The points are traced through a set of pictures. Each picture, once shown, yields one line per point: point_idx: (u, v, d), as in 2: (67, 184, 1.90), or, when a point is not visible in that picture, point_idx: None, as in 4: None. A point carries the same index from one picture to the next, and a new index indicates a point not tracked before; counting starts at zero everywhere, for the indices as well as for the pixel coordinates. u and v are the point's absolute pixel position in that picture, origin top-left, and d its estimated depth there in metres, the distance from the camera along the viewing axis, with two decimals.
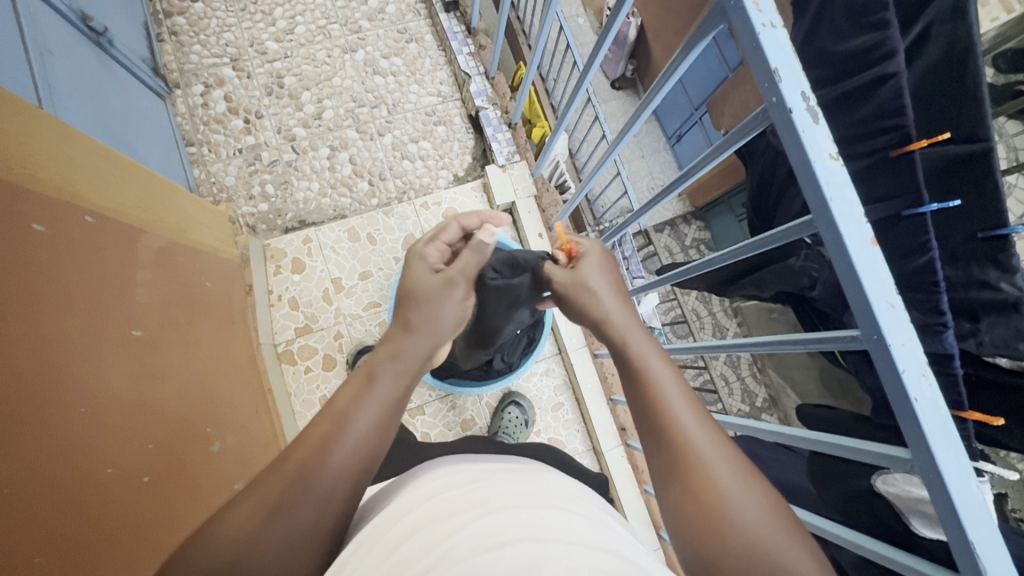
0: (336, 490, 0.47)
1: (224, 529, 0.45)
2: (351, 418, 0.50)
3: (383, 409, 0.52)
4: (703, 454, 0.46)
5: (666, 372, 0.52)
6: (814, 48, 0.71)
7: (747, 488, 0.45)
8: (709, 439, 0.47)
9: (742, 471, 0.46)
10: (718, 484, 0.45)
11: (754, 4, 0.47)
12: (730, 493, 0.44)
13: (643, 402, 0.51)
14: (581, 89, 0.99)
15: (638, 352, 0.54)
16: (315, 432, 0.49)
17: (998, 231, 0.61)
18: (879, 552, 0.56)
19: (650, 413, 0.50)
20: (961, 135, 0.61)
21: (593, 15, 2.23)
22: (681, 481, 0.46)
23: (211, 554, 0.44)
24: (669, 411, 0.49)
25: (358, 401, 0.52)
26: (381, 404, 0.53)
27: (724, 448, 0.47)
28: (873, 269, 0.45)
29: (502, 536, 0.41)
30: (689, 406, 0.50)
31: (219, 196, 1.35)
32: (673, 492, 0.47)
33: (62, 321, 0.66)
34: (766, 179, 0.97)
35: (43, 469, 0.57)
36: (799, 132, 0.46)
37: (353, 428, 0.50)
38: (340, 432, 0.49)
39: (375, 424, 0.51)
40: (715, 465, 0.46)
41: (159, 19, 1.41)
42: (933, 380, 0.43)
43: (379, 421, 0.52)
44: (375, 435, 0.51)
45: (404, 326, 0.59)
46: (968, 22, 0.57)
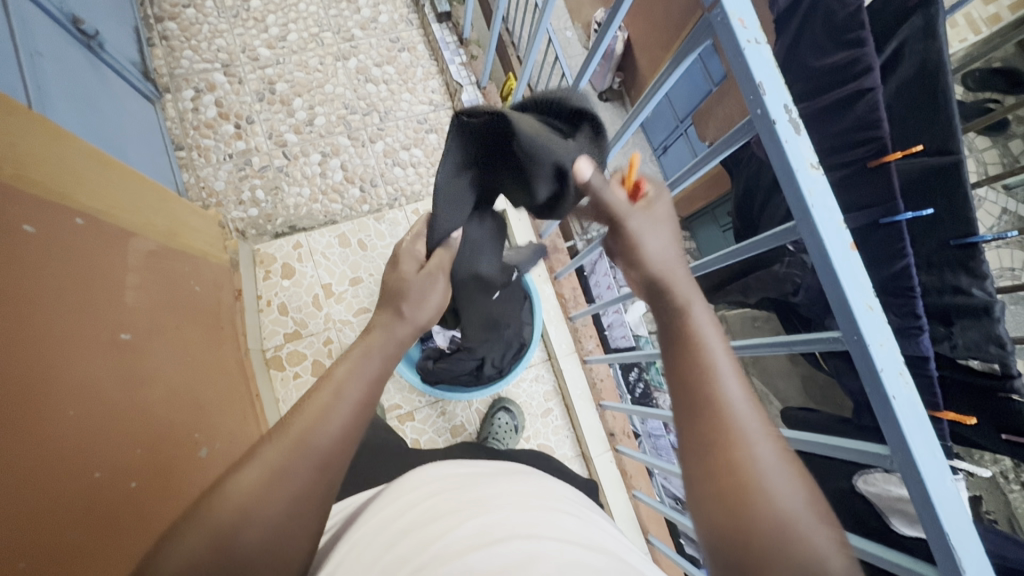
0: (330, 460, 0.48)
1: (216, 504, 0.44)
2: (346, 386, 0.53)
3: (371, 385, 0.55)
4: (748, 430, 0.44)
5: (718, 341, 0.49)
6: (796, 62, 0.73)
7: (786, 467, 0.43)
8: (756, 417, 0.45)
9: (780, 450, 0.44)
10: (759, 461, 0.43)
11: (739, 20, 0.50)
12: (771, 472, 0.42)
13: (690, 367, 0.48)
14: (570, 102, 1.01)
15: (691, 320, 0.51)
16: (311, 404, 0.50)
17: (968, 239, 0.64)
18: (862, 548, 0.59)
19: (696, 378, 0.47)
20: (933, 147, 0.65)
21: (581, 29, 2.28)
22: (719, 453, 0.43)
23: (212, 516, 0.44)
24: (718, 376, 0.47)
25: (353, 375, 0.54)
26: (372, 380, 0.55)
27: (766, 425, 0.45)
28: (852, 272, 0.47)
29: (496, 534, 0.42)
30: (737, 376, 0.48)
31: (209, 201, 1.35)
32: (705, 465, 0.44)
33: (48, 323, 0.65)
34: (750, 189, 1.01)
35: (34, 468, 0.57)
36: (782, 142, 0.48)
37: (348, 397, 0.52)
38: (337, 402, 0.51)
39: (365, 398, 0.53)
40: (760, 442, 0.44)
41: (150, 24, 1.41)
42: (909, 378, 0.45)
43: (370, 393, 0.54)
44: (362, 411, 0.52)
45: (395, 315, 0.64)
46: (939, 42, 0.62)
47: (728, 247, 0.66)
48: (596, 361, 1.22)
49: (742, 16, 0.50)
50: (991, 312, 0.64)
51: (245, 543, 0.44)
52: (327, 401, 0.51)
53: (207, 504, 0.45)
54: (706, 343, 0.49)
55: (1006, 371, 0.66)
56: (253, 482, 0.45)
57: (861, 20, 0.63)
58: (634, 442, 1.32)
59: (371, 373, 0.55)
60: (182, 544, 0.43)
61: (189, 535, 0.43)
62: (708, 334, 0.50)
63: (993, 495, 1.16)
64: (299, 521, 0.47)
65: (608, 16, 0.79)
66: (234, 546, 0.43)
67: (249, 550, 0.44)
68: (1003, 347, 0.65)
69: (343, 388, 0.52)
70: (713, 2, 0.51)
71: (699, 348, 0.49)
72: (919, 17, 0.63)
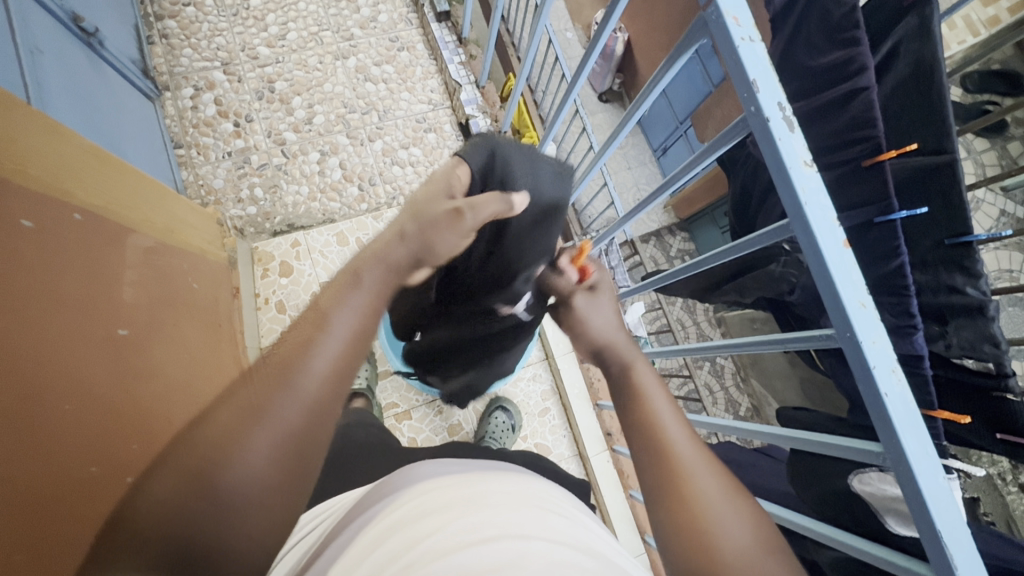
0: (319, 396, 0.39)
1: (183, 450, 0.36)
2: (331, 317, 0.43)
3: (365, 319, 0.45)
4: (690, 462, 0.44)
5: (659, 386, 0.50)
6: (793, 61, 0.73)
7: (733, 502, 0.43)
8: (696, 447, 0.45)
9: (728, 484, 0.44)
10: (703, 491, 0.42)
11: (734, 18, 0.50)
12: (716, 501, 0.42)
13: (630, 410, 0.49)
14: (568, 102, 1.01)
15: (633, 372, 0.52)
16: (295, 335, 0.42)
17: (962, 238, 0.64)
18: (863, 548, 0.58)
19: (635, 420, 0.48)
20: (928, 147, 0.64)
21: (581, 30, 2.28)
22: (667, 490, 0.43)
23: (183, 456, 0.36)
24: (658, 418, 0.47)
25: (340, 305, 0.44)
26: (364, 312, 0.45)
27: (707, 453, 0.45)
28: (846, 270, 0.47)
29: (485, 533, 0.42)
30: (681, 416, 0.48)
31: (207, 198, 1.35)
32: (658, 504, 0.44)
33: (45, 317, 0.65)
34: (747, 188, 1.00)
35: (30, 462, 0.57)
36: (775, 140, 0.49)
37: (335, 327, 0.43)
38: (322, 331, 0.42)
39: (357, 331, 0.44)
40: (700, 471, 0.44)
41: (150, 22, 1.41)
42: (901, 376, 0.45)
43: (365, 331, 0.45)
44: (357, 342, 0.43)
45: (399, 237, 0.54)
46: (933, 42, 0.61)
47: (724, 245, 0.66)
48: None
49: (736, 14, 0.50)
50: (986, 311, 0.64)
51: (220, 491, 0.35)
52: (310, 330, 0.42)
53: (179, 444, 0.37)
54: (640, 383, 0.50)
55: (1001, 371, 0.66)
56: (228, 422, 0.37)
57: (855, 18, 0.62)
58: None
59: (362, 304, 0.46)
60: (153, 485, 0.35)
61: (161, 472, 0.36)
62: (650, 379, 0.51)
63: (989, 496, 1.17)
64: (285, 476, 0.37)
65: (605, 14, 0.79)
66: (207, 498, 0.35)
67: (225, 503, 0.35)
68: (997, 347, 0.65)
69: (330, 317, 0.44)
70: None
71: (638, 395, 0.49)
72: (914, 17, 0.63)
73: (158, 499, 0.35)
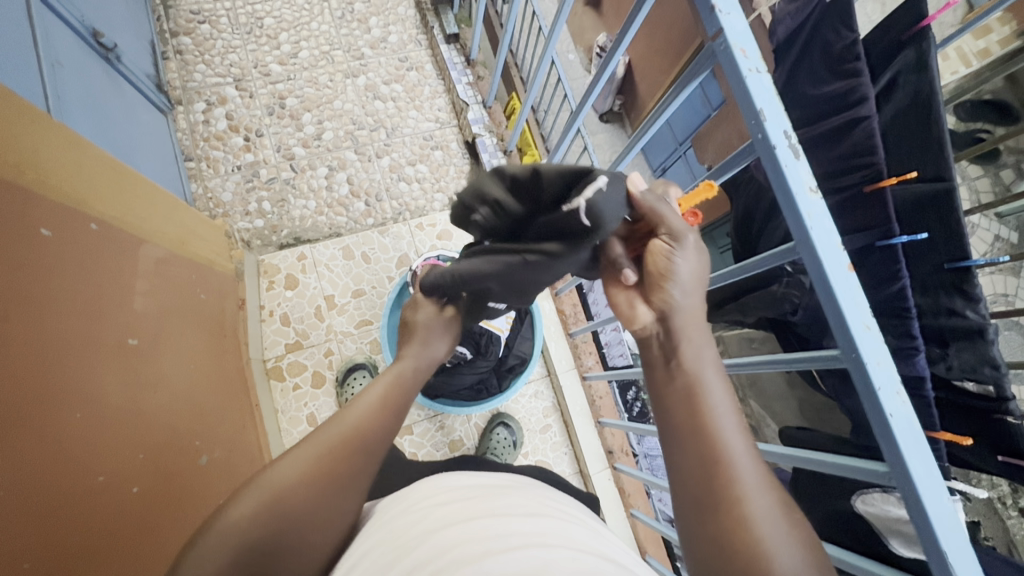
0: (370, 459, 0.58)
1: (271, 482, 0.53)
2: (381, 404, 0.62)
3: (403, 410, 0.65)
4: (750, 485, 0.45)
5: (719, 389, 0.50)
6: (794, 91, 0.76)
7: (784, 519, 0.44)
8: (757, 470, 0.46)
9: (778, 500, 0.45)
10: (762, 518, 0.43)
11: (741, 50, 0.53)
12: (774, 530, 0.43)
13: (692, 425, 0.48)
14: (575, 126, 1.03)
15: (700, 372, 0.51)
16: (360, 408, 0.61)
17: (961, 263, 0.66)
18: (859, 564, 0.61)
19: (699, 434, 0.48)
20: (927, 174, 0.67)
21: (583, 52, 2.33)
22: (725, 513, 0.44)
23: (269, 485, 0.52)
24: (718, 428, 0.47)
25: (389, 394, 0.64)
26: (401, 406, 0.65)
27: (765, 477, 0.46)
28: (851, 292, 0.49)
29: (510, 542, 0.43)
30: (736, 424, 0.48)
31: (216, 211, 1.37)
32: (711, 525, 0.45)
33: (59, 325, 0.66)
34: (749, 211, 1.03)
35: (41, 468, 0.57)
36: (782, 166, 0.51)
37: (385, 412, 0.62)
38: (376, 411, 0.61)
39: (395, 420, 0.63)
40: (760, 497, 0.44)
41: (165, 39, 1.45)
42: (906, 397, 0.47)
43: (398, 415, 0.64)
44: (393, 426, 0.62)
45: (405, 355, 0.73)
46: (930, 75, 0.63)
47: (729, 266, 0.68)
48: (595, 378, 1.23)
49: (743, 46, 0.53)
50: (985, 334, 0.65)
51: (289, 516, 0.52)
52: (372, 409, 0.61)
53: (265, 479, 0.53)
54: (710, 396, 0.49)
55: (1001, 395, 0.66)
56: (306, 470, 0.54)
57: (856, 51, 0.66)
58: (633, 460, 1.32)
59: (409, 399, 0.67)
60: (241, 506, 0.51)
61: (247, 498, 0.52)
62: (710, 380, 0.50)
63: (990, 520, 1.17)
64: (335, 508, 0.55)
65: (614, 43, 0.82)
66: (281, 514, 0.51)
67: (285, 526, 0.52)
68: (997, 370, 0.66)
69: (388, 403, 0.63)
70: (717, 32, 0.54)
71: (700, 401, 0.49)
72: (912, 50, 0.65)
73: (243, 515, 0.50)
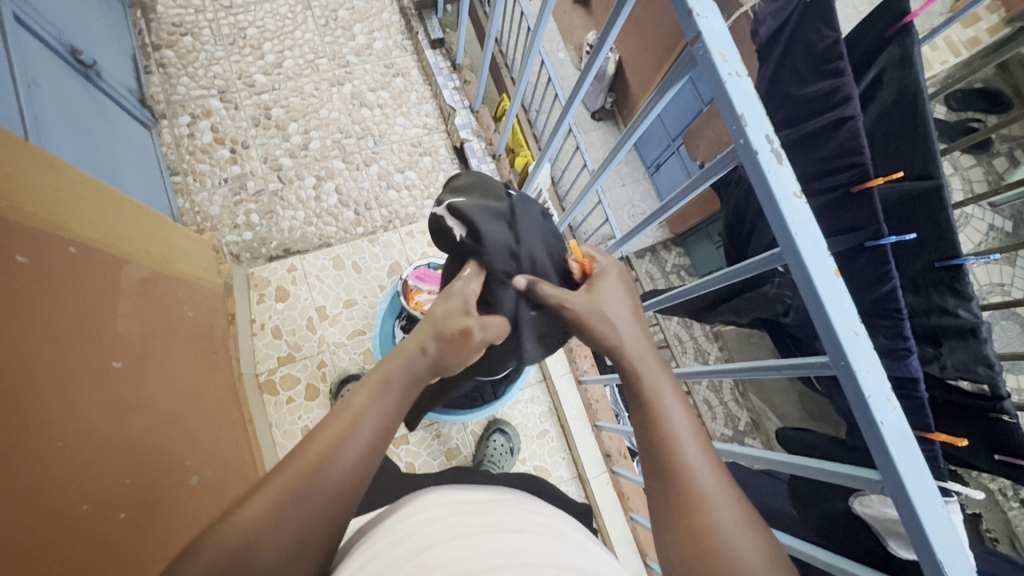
0: (345, 485, 0.48)
1: (218, 537, 0.43)
2: (363, 418, 0.51)
3: (391, 416, 0.53)
4: (705, 493, 0.45)
5: (676, 404, 0.51)
6: (778, 91, 0.75)
7: (744, 523, 0.44)
8: (713, 477, 0.46)
9: (745, 512, 0.45)
10: (718, 524, 0.44)
11: (720, 54, 0.52)
12: (730, 535, 0.43)
13: (647, 439, 0.50)
14: (564, 122, 1.01)
15: (651, 389, 0.52)
16: (325, 433, 0.49)
17: (952, 261, 0.65)
18: (813, 555, 0.62)
19: (652, 448, 0.49)
20: (914, 172, 0.66)
21: (574, 51, 2.32)
22: (682, 523, 0.45)
23: (221, 541, 0.43)
24: (678, 445, 0.48)
25: (371, 403, 0.52)
26: (390, 411, 0.53)
27: (722, 482, 0.46)
28: (837, 297, 0.48)
29: (495, 561, 0.42)
30: (698, 439, 0.49)
31: (203, 225, 1.35)
32: (673, 535, 0.46)
33: (37, 353, 0.64)
34: (739, 211, 1.02)
35: (24, 503, 0.56)
36: (764, 171, 0.49)
37: (365, 427, 0.50)
38: (355, 430, 0.50)
39: (380, 431, 0.52)
40: (717, 503, 0.45)
41: (147, 52, 1.43)
42: (896, 404, 0.45)
43: (386, 427, 0.52)
44: (379, 442, 0.51)
45: (421, 349, 0.57)
46: (915, 72, 0.63)
47: (720, 270, 0.66)
48: (590, 382, 1.22)
49: (723, 50, 0.52)
50: (978, 333, 0.64)
51: None
52: (345, 426, 0.50)
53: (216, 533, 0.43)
54: (660, 410, 0.50)
55: (996, 394, 0.65)
56: (261, 515, 0.44)
57: (838, 51, 0.65)
58: (631, 463, 1.31)
59: (389, 405, 0.53)
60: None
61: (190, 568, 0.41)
62: (664, 400, 0.51)
63: (990, 510, 1.17)
64: (307, 551, 0.46)
65: (599, 38, 0.80)
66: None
67: None
68: (991, 368, 0.65)
69: (359, 421, 0.51)
70: (694, 36, 0.53)
71: (652, 416, 0.50)
72: (896, 48, 0.64)
73: None
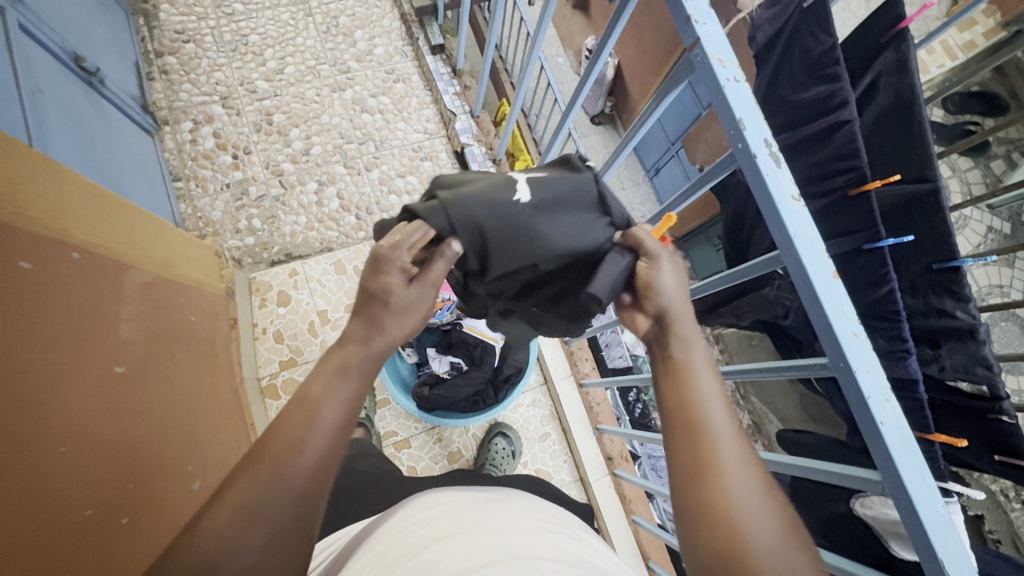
0: (312, 484, 0.46)
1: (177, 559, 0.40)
2: (319, 410, 0.48)
3: (349, 405, 0.51)
4: (728, 455, 0.44)
5: (710, 373, 0.50)
6: (777, 95, 0.76)
7: (762, 491, 0.43)
8: (738, 444, 0.45)
9: (761, 481, 0.44)
10: (738, 486, 0.43)
11: (718, 60, 0.52)
12: (748, 499, 0.42)
13: (677, 399, 0.48)
14: (565, 126, 1.02)
15: (688, 354, 0.51)
16: (285, 432, 0.46)
17: (950, 263, 0.65)
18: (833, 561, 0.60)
19: (682, 408, 0.48)
20: (911, 175, 0.66)
21: (573, 55, 2.33)
22: (702, 480, 0.44)
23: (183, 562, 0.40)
24: (705, 410, 0.47)
25: (328, 394, 0.50)
26: (350, 400, 0.51)
27: (745, 450, 0.45)
28: (836, 299, 0.48)
29: (499, 555, 0.42)
30: (724, 408, 0.48)
31: (205, 230, 1.36)
32: (688, 491, 0.44)
33: (41, 358, 0.65)
34: (739, 214, 1.03)
35: (27, 508, 0.56)
36: (763, 175, 0.50)
37: (322, 420, 0.48)
38: (311, 425, 0.47)
39: (342, 421, 0.49)
40: (740, 466, 0.44)
41: (150, 59, 1.44)
42: (896, 405, 0.46)
43: (346, 417, 0.50)
44: (342, 433, 0.49)
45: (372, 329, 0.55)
46: (911, 76, 0.63)
47: (721, 272, 0.67)
48: (591, 385, 1.22)
49: (721, 56, 0.53)
50: (976, 334, 0.64)
51: None
52: (302, 423, 0.47)
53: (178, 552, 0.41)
54: (695, 374, 0.49)
55: (995, 394, 0.66)
56: (223, 529, 0.41)
57: (834, 56, 0.65)
58: (633, 465, 1.31)
59: (348, 394, 0.51)
60: None
61: None
62: (699, 365, 0.50)
63: (992, 512, 1.17)
64: (279, 558, 0.43)
65: (598, 44, 0.81)
66: None
67: None
68: (990, 369, 0.65)
69: (316, 414, 0.48)
70: (693, 42, 0.54)
71: (687, 377, 0.49)
72: (891, 52, 0.65)
73: None
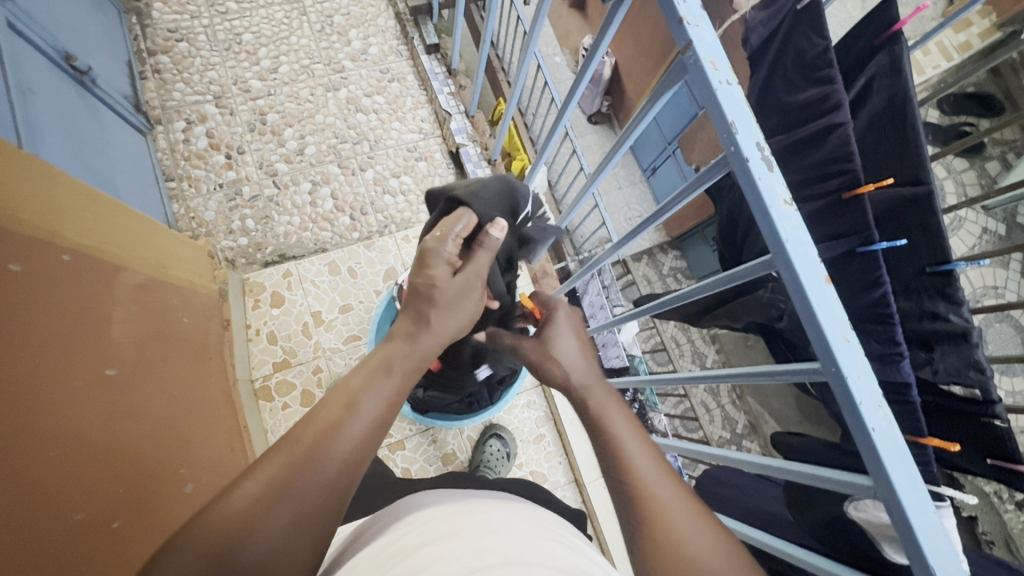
0: (341, 472, 0.46)
1: (203, 527, 0.41)
2: (361, 401, 0.51)
3: (388, 402, 0.53)
4: (660, 502, 0.49)
5: (629, 427, 0.55)
6: (771, 97, 0.76)
7: (699, 528, 0.48)
8: (667, 487, 0.50)
9: (696, 517, 0.49)
10: (675, 529, 0.47)
11: (711, 63, 0.52)
12: (688, 540, 0.47)
13: (609, 461, 0.53)
14: (559, 126, 1.01)
15: (604, 412, 0.57)
16: (323, 418, 0.48)
17: (943, 266, 0.65)
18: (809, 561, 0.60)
19: (614, 468, 0.52)
20: (904, 178, 0.66)
21: (569, 55, 2.33)
22: (646, 535, 0.48)
23: (207, 529, 0.41)
24: (631, 465, 0.52)
25: (368, 387, 0.52)
26: (390, 396, 0.53)
27: (674, 490, 0.50)
28: (827, 305, 0.48)
29: (489, 559, 0.42)
30: (649, 455, 0.53)
31: (199, 230, 1.35)
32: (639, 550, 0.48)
33: (31, 361, 0.64)
34: (732, 215, 1.02)
35: (14, 513, 0.55)
36: (755, 179, 0.50)
37: (363, 411, 0.50)
38: (352, 413, 0.49)
39: (382, 412, 0.52)
40: (674, 510, 0.48)
41: (142, 58, 1.43)
42: (887, 411, 0.45)
43: (384, 414, 0.52)
44: (378, 427, 0.51)
45: (419, 324, 0.59)
46: (905, 79, 0.63)
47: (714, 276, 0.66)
48: None
49: (713, 59, 0.52)
50: (969, 337, 0.64)
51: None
52: (341, 409, 0.49)
53: (205, 519, 0.41)
54: (615, 433, 0.55)
55: (987, 398, 0.66)
56: (257, 498, 0.43)
57: (828, 59, 0.65)
58: None
59: (389, 389, 0.53)
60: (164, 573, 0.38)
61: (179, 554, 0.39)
62: (617, 422, 0.56)
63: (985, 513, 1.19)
64: (300, 541, 0.44)
65: (593, 44, 0.81)
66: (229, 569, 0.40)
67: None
68: (982, 373, 0.65)
69: (356, 403, 0.50)
70: (686, 45, 0.53)
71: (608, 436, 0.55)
72: (885, 55, 0.65)
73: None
